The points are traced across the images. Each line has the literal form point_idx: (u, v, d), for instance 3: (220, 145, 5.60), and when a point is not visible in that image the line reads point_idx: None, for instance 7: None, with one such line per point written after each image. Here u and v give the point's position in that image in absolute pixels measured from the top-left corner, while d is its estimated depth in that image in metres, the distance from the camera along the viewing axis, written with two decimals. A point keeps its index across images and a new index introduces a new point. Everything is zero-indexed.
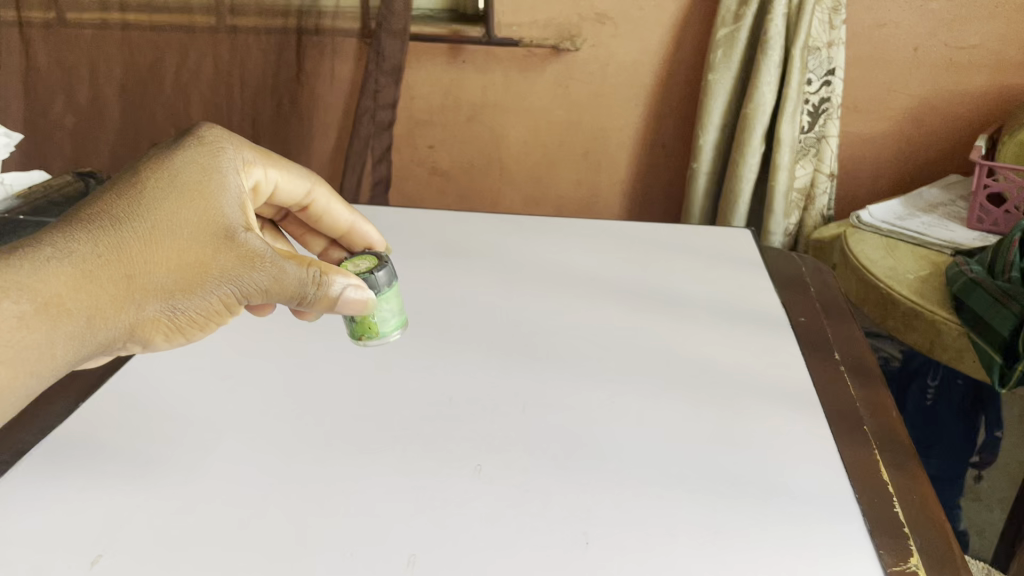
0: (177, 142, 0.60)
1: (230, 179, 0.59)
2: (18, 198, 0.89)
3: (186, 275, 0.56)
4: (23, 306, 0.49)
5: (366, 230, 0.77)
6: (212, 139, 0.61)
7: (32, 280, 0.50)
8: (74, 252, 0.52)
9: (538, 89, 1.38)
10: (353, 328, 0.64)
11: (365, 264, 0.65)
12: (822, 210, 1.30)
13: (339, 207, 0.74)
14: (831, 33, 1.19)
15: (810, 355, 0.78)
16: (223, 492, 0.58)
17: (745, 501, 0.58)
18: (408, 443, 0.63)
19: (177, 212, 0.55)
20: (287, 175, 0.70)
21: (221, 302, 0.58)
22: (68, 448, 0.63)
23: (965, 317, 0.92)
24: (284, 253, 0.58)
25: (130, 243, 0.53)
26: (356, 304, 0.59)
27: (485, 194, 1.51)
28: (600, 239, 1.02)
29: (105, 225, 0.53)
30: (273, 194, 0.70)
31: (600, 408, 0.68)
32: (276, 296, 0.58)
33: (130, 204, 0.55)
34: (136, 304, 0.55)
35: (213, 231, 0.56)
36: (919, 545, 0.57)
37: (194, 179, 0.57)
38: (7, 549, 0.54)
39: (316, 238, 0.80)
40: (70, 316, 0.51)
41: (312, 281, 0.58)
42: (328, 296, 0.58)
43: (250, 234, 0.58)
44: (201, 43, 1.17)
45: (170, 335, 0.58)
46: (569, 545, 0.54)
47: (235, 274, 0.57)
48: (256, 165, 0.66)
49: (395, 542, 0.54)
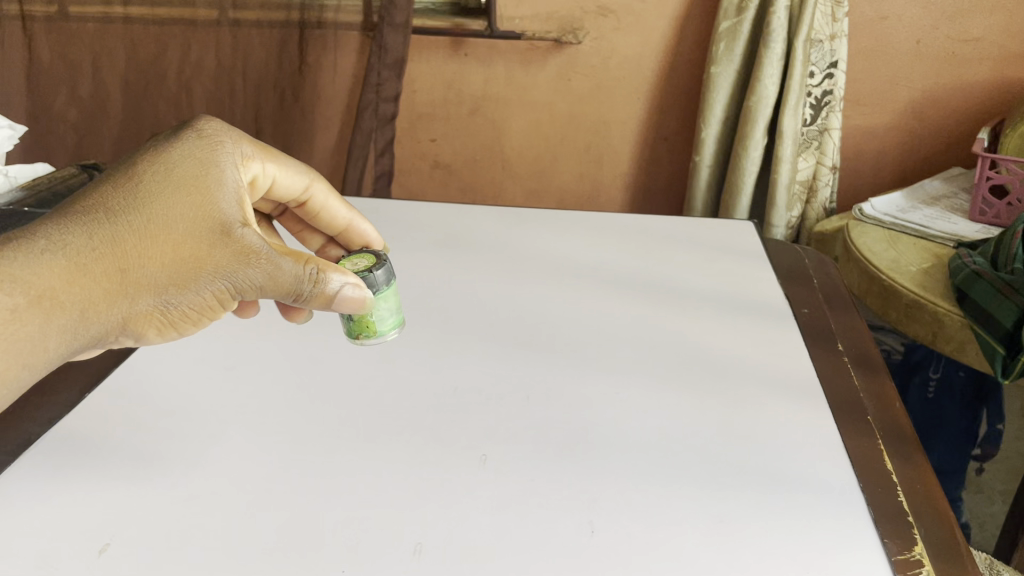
0: (175, 133, 0.59)
1: (228, 173, 0.59)
2: (22, 189, 0.89)
3: (180, 270, 0.55)
4: (17, 299, 0.49)
5: (363, 228, 0.76)
6: (211, 132, 0.60)
7: (27, 272, 0.50)
8: (69, 244, 0.52)
9: (540, 83, 1.38)
10: (349, 326, 0.64)
11: (363, 262, 0.65)
12: (824, 203, 1.30)
13: (337, 203, 0.73)
14: (833, 25, 1.19)
15: (813, 346, 0.79)
16: (229, 482, 0.58)
17: (749, 490, 0.58)
18: (413, 433, 0.63)
19: (173, 207, 0.55)
20: (286, 170, 0.68)
21: (215, 297, 0.58)
22: (75, 439, 0.63)
23: (967, 309, 0.92)
24: (280, 249, 0.58)
25: (125, 237, 0.53)
26: (353, 302, 0.60)
27: (486, 187, 1.51)
28: (602, 231, 1.02)
29: (100, 218, 0.53)
30: (270, 188, 0.69)
31: (605, 399, 0.68)
32: (271, 293, 0.58)
33: (126, 196, 0.55)
34: (129, 298, 0.54)
35: (209, 226, 0.56)
36: (923, 533, 0.57)
37: (191, 172, 0.57)
38: (16, 538, 0.54)
39: (314, 235, 0.80)
40: (64, 309, 0.52)
41: (308, 278, 0.57)
42: (324, 293, 0.58)
43: (247, 229, 0.57)
44: (200, 35, 1.16)
45: (162, 330, 0.58)
46: (575, 532, 0.54)
47: (230, 270, 0.56)
48: (255, 159, 0.65)
49: (401, 533, 0.54)
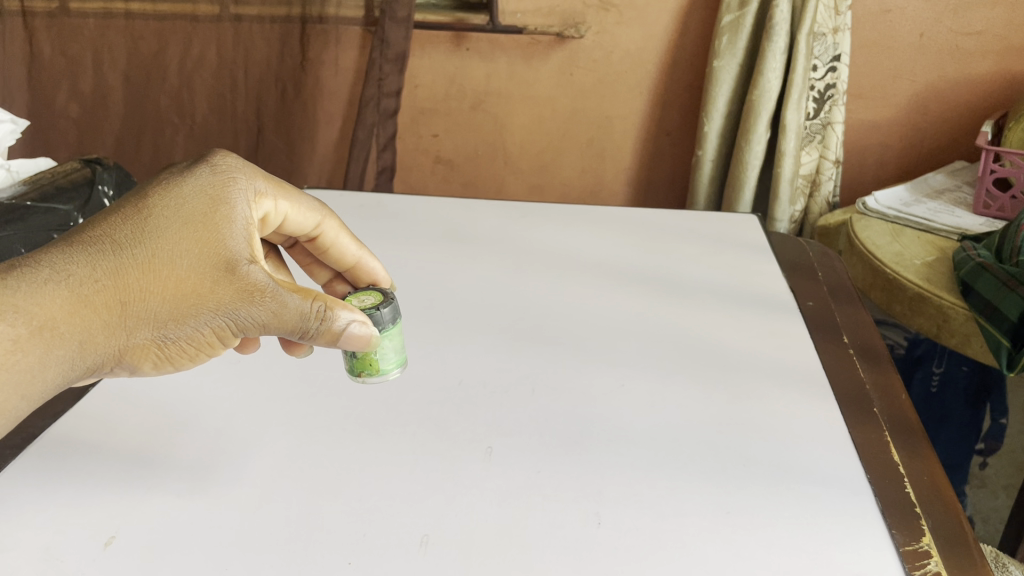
0: (188, 168, 0.58)
1: (239, 209, 0.58)
2: (25, 183, 0.89)
3: (181, 304, 0.54)
4: (18, 329, 0.49)
5: (372, 266, 0.73)
6: (225, 168, 0.59)
7: (29, 301, 0.50)
8: (72, 275, 0.52)
9: (542, 77, 1.38)
10: (353, 363, 0.62)
11: (369, 300, 0.63)
12: (827, 197, 1.30)
13: (347, 240, 0.71)
14: (836, 19, 1.19)
15: (819, 338, 0.78)
16: (234, 478, 0.58)
17: (756, 483, 0.58)
18: (418, 426, 0.63)
19: (179, 241, 0.54)
20: (298, 207, 0.67)
21: (216, 334, 0.56)
22: (78, 434, 0.63)
23: (973, 301, 0.92)
24: (288, 285, 0.56)
25: (128, 270, 0.53)
26: (360, 340, 0.57)
27: (489, 182, 1.51)
28: (606, 226, 1.01)
29: (105, 249, 0.53)
30: (281, 224, 0.67)
31: (611, 393, 0.67)
32: (276, 330, 0.56)
33: (132, 229, 0.54)
34: (128, 330, 0.54)
35: (214, 262, 0.55)
36: (930, 523, 0.57)
37: (201, 207, 0.56)
38: (21, 531, 0.54)
39: (322, 268, 0.78)
40: (63, 339, 0.51)
41: (315, 315, 0.55)
42: (331, 331, 0.55)
43: (253, 265, 0.55)
44: (203, 30, 1.22)
45: (159, 364, 0.57)
46: (581, 523, 0.54)
47: (232, 307, 0.55)
48: (267, 197, 0.63)
49: (407, 525, 0.54)
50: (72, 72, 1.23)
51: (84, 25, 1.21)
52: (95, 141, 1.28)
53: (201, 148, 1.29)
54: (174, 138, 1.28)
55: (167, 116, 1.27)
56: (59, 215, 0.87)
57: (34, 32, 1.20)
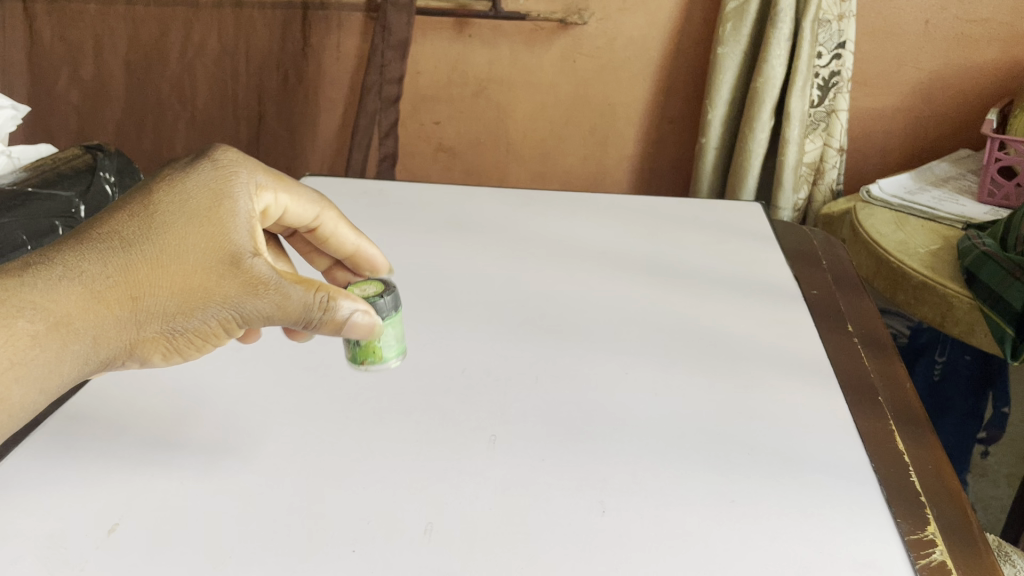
0: (190, 164, 0.58)
1: (242, 204, 0.57)
2: (27, 170, 0.88)
3: (189, 299, 0.54)
4: (34, 327, 0.49)
5: (371, 254, 0.73)
6: (227, 163, 0.59)
7: (43, 298, 0.50)
8: (83, 271, 0.51)
9: (545, 64, 1.37)
10: (354, 351, 0.61)
11: (371, 288, 0.63)
12: (832, 184, 1.29)
13: (346, 230, 0.71)
14: (842, 5, 1.18)
15: (823, 326, 0.78)
16: (239, 464, 0.58)
17: (760, 472, 0.58)
18: (422, 413, 0.63)
19: (187, 237, 0.54)
20: (298, 199, 0.67)
21: (223, 325, 0.56)
22: (81, 417, 0.62)
23: (976, 290, 0.91)
24: (291, 276, 0.55)
25: (138, 268, 0.52)
26: (364, 328, 0.57)
27: (492, 170, 1.50)
28: (610, 213, 1.01)
29: (114, 246, 0.53)
30: (282, 215, 0.67)
31: (616, 382, 0.67)
32: (282, 319, 0.56)
33: (139, 225, 0.53)
34: (140, 327, 0.53)
35: (222, 258, 0.54)
36: (935, 512, 0.57)
37: (207, 202, 0.55)
38: (23, 516, 0.53)
39: (321, 256, 0.78)
40: (76, 336, 0.51)
41: (318, 305, 0.55)
42: (335, 320, 0.55)
43: (258, 258, 0.55)
44: (206, 17, 1.21)
45: (168, 355, 0.57)
46: (586, 512, 0.54)
47: (239, 300, 0.54)
48: (267, 189, 0.63)
49: (411, 513, 0.54)
50: (73, 59, 1.24)
51: (85, 11, 1.21)
52: (96, 128, 1.28)
53: (201, 133, 1.29)
54: (175, 125, 1.28)
55: (168, 103, 1.27)
56: (61, 201, 0.85)
57: (34, 19, 1.21)
